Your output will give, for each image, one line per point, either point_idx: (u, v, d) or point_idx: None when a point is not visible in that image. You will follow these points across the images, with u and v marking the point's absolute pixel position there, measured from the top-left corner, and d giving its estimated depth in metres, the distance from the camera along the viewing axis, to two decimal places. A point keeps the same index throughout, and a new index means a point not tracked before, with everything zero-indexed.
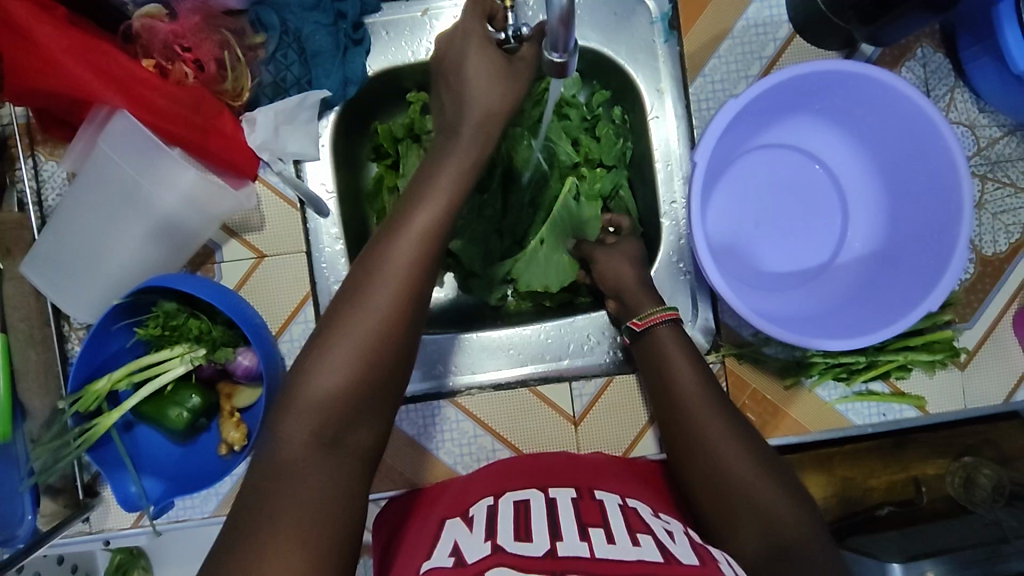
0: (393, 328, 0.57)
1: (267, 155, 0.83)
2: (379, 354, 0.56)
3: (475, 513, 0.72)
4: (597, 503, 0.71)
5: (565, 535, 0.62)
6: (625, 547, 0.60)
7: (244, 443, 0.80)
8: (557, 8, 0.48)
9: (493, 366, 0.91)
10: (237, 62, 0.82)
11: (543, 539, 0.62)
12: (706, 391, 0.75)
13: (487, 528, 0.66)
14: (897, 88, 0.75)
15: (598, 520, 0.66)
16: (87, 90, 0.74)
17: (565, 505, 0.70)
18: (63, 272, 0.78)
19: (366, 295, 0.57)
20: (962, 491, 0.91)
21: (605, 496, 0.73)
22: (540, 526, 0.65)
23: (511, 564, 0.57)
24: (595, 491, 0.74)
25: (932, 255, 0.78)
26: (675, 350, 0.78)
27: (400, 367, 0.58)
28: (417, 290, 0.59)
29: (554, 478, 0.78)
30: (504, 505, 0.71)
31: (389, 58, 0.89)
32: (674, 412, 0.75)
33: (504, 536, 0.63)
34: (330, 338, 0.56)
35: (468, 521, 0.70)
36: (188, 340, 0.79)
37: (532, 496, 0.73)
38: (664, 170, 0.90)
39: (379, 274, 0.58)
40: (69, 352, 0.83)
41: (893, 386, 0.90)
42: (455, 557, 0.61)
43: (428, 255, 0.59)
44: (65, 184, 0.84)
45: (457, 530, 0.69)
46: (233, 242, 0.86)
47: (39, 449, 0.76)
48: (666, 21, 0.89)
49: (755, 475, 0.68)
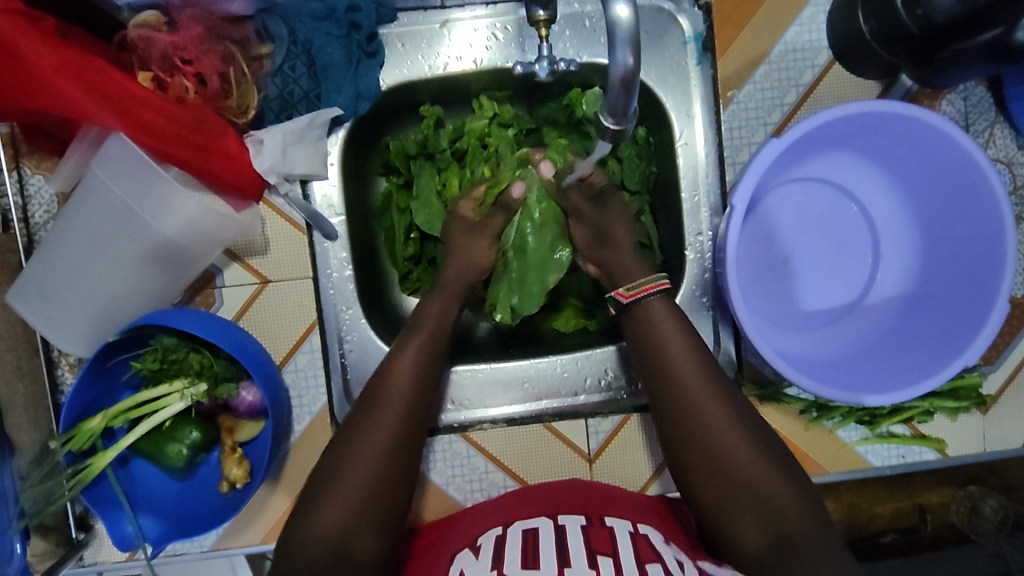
0: (396, 445, 0.67)
1: (273, 177, 0.78)
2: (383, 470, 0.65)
3: (483, 542, 0.69)
4: (608, 531, 0.68)
5: (573, 563, 0.60)
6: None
7: (247, 480, 0.76)
8: (621, 68, 0.49)
9: (506, 401, 0.87)
10: (243, 77, 0.76)
11: (551, 566, 0.59)
12: (721, 392, 0.70)
13: (495, 556, 0.63)
14: (948, 134, 0.71)
15: (607, 548, 0.63)
16: (78, 109, 0.68)
17: (575, 531, 0.67)
18: (52, 300, 0.73)
19: (373, 416, 0.68)
20: (966, 521, 0.99)
21: (616, 524, 0.70)
22: (549, 553, 0.62)
23: None
24: (606, 518, 0.72)
25: (970, 306, 0.75)
26: (694, 350, 0.72)
27: (396, 483, 0.66)
28: (413, 416, 0.69)
29: (563, 503, 0.76)
30: (512, 534, 0.68)
31: (405, 71, 0.83)
32: (669, 426, 0.70)
33: (511, 564, 0.61)
34: (337, 461, 0.65)
35: (475, 549, 0.67)
36: (188, 375, 0.75)
37: (541, 524, 0.70)
38: (690, 200, 0.86)
39: (383, 394, 0.70)
40: (59, 380, 0.78)
41: (914, 429, 0.88)
42: None
43: (415, 379, 0.72)
44: (52, 202, 0.77)
45: (463, 558, 0.65)
46: (235, 266, 0.81)
47: (29, 491, 0.72)
48: (700, 41, 0.84)
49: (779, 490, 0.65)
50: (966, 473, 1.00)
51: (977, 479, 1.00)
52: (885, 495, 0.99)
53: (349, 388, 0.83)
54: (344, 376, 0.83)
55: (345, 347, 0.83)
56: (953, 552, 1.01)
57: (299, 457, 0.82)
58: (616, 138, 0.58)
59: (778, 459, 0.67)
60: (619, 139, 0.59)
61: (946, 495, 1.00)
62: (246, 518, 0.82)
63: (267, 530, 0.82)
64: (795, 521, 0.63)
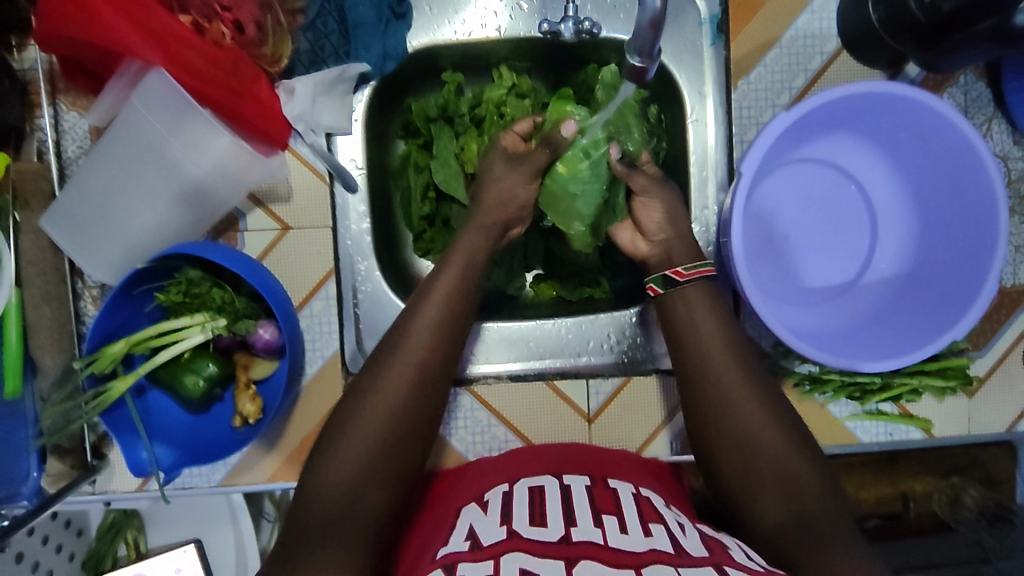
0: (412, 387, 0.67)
1: (301, 126, 0.82)
2: (399, 413, 0.66)
3: (491, 498, 0.70)
4: (611, 491, 0.70)
5: (578, 522, 0.62)
6: (637, 538, 0.59)
7: (259, 416, 0.79)
8: (650, 11, 0.53)
9: (509, 357, 0.91)
10: (278, 27, 0.79)
11: (557, 524, 0.61)
12: (738, 354, 0.72)
13: (502, 512, 0.65)
14: (946, 117, 0.75)
15: (612, 508, 0.65)
16: (123, 43, 0.72)
17: (579, 491, 0.69)
18: (82, 229, 0.77)
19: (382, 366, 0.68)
20: (948, 510, 1.01)
21: (619, 486, 0.72)
22: (555, 511, 0.64)
23: (527, 551, 0.56)
24: (610, 480, 0.74)
25: (963, 285, 0.79)
26: (702, 308, 0.75)
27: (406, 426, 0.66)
28: (428, 361, 0.69)
29: (565, 464, 0.77)
30: (518, 491, 0.70)
31: (430, 35, 0.87)
32: (690, 381, 0.72)
33: (518, 521, 0.62)
34: (350, 406, 0.66)
35: (483, 506, 0.69)
36: (209, 310, 0.78)
37: (546, 483, 0.71)
38: (698, 175, 0.90)
39: (405, 339, 0.69)
40: (82, 311, 0.82)
41: (902, 408, 0.90)
42: (470, 540, 0.60)
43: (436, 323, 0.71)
44: (85, 138, 0.81)
45: (471, 514, 0.67)
46: (258, 212, 0.84)
47: (49, 410, 0.75)
48: (714, 23, 0.88)
49: (783, 454, 0.66)
50: (950, 463, 1.01)
51: (960, 470, 1.01)
52: (871, 480, 1.01)
53: (361, 337, 0.86)
54: (357, 326, 0.86)
55: (359, 296, 0.87)
56: (936, 540, 1.01)
57: (310, 399, 0.85)
58: (645, 79, 0.63)
59: (783, 425, 0.68)
60: (640, 83, 0.65)
61: (930, 484, 1.02)
62: (254, 459, 0.85)
63: (275, 468, 0.85)
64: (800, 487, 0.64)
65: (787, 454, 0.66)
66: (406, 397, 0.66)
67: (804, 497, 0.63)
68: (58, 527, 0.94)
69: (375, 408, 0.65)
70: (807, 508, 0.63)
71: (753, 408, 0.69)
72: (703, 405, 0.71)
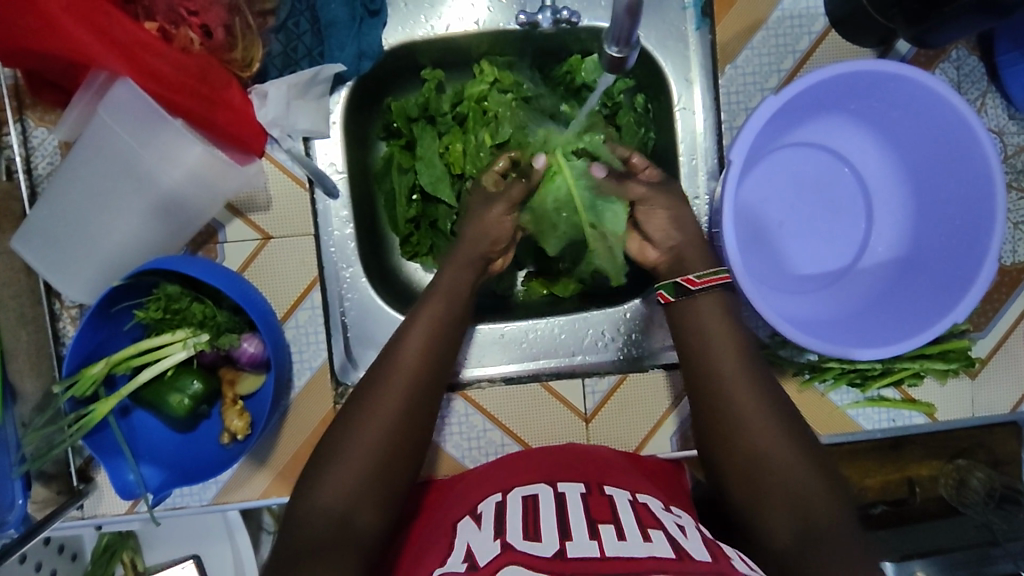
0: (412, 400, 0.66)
1: (276, 131, 0.80)
2: (387, 453, 0.63)
3: (483, 510, 0.68)
4: (607, 499, 0.67)
5: (574, 534, 0.59)
6: (636, 544, 0.57)
7: (248, 432, 0.77)
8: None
9: (503, 360, 0.89)
10: (248, 30, 0.78)
11: (552, 538, 0.58)
12: (740, 350, 0.70)
13: (495, 526, 0.63)
14: (938, 93, 0.73)
15: (607, 516, 0.63)
16: (87, 53, 0.69)
17: (574, 500, 0.67)
18: (56, 247, 0.75)
19: (373, 398, 0.65)
20: (955, 493, 0.98)
21: (615, 492, 0.70)
22: (550, 524, 0.62)
23: (523, 565, 0.54)
24: (605, 486, 0.71)
25: (962, 264, 0.77)
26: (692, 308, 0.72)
27: (394, 451, 0.64)
28: (416, 397, 0.67)
29: (561, 472, 0.75)
30: (512, 501, 0.68)
31: (407, 31, 0.84)
32: (700, 383, 0.70)
33: (512, 534, 0.60)
34: (341, 445, 0.63)
35: (475, 520, 0.66)
36: (191, 324, 0.76)
37: (540, 491, 0.69)
38: (688, 164, 0.87)
39: (395, 365, 0.68)
40: (62, 332, 0.80)
41: (905, 393, 0.88)
42: (464, 559, 0.58)
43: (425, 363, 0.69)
44: (55, 153, 0.79)
45: (465, 529, 0.65)
46: (237, 222, 0.81)
47: (31, 436, 0.72)
48: (699, 6, 0.85)
49: (790, 453, 0.64)
50: (954, 446, 0.98)
51: (965, 453, 0.98)
52: (876, 466, 0.98)
53: (349, 346, 0.85)
54: (345, 334, 0.85)
55: (345, 305, 0.85)
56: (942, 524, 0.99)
57: (299, 413, 0.82)
58: (624, 65, 0.61)
59: (785, 420, 0.66)
60: (619, 71, 0.63)
61: (935, 469, 0.99)
62: (246, 476, 0.82)
63: (267, 485, 0.82)
64: (807, 487, 0.62)
65: (783, 455, 0.64)
66: (401, 424, 0.65)
67: (810, 496, 0.61)
68: (52, 552, 0.93)
69: (369, 436, 0.63)
70: (817, 510, 0.60)
71: (757, 410, 0.66)
72: (716, 406, 0.68)
